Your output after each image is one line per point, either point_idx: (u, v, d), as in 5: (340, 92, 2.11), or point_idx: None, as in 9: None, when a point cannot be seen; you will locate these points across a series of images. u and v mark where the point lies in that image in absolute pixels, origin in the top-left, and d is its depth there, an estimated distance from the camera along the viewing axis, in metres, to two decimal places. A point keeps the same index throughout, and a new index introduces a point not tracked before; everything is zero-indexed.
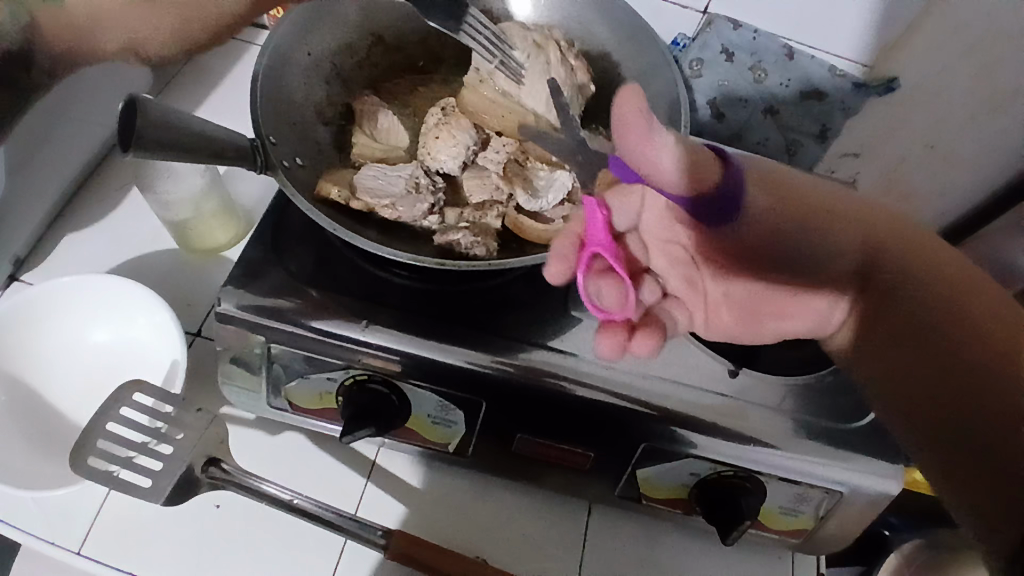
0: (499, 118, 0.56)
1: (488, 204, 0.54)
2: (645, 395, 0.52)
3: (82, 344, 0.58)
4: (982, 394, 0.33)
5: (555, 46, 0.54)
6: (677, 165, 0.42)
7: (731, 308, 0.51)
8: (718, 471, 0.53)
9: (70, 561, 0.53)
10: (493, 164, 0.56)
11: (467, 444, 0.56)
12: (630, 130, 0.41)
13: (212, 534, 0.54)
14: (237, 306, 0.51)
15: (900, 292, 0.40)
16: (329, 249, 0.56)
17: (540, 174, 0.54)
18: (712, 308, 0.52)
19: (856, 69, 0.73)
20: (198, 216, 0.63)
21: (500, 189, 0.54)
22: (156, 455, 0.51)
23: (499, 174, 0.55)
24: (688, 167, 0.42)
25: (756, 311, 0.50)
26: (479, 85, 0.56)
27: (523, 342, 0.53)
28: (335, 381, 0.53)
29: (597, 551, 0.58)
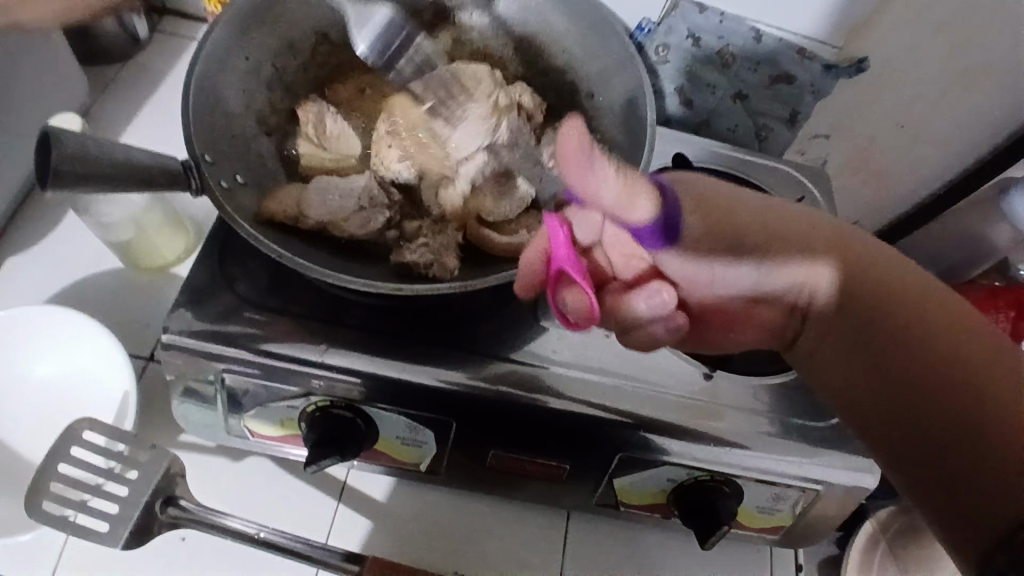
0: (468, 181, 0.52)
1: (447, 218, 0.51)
2: (618, 405, 0.50)
3: (26, 376, 0.55)
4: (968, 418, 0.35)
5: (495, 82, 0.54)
6: (621, 198, 0.41)
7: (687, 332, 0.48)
8: (695, 477, 0.52)
9: None
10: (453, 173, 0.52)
11: (439, 462, 0.54)
12: (569, 164, 0.40)
13: (180, 567, 0.52)
14: (185, 334, 0.48)
15: (871, 302, 0.39)
16: (283, 267, 0.53)
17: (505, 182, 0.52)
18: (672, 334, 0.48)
19: (826, 52, 0.71)
20: (141, 236, 0.59)
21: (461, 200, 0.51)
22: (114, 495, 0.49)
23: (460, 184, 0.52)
24: (629, 196, 0.41)
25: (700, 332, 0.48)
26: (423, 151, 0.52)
27: (489, 356, 0.51)
28: (296, 408, 0.51)
29: (579, 557, 0.58)
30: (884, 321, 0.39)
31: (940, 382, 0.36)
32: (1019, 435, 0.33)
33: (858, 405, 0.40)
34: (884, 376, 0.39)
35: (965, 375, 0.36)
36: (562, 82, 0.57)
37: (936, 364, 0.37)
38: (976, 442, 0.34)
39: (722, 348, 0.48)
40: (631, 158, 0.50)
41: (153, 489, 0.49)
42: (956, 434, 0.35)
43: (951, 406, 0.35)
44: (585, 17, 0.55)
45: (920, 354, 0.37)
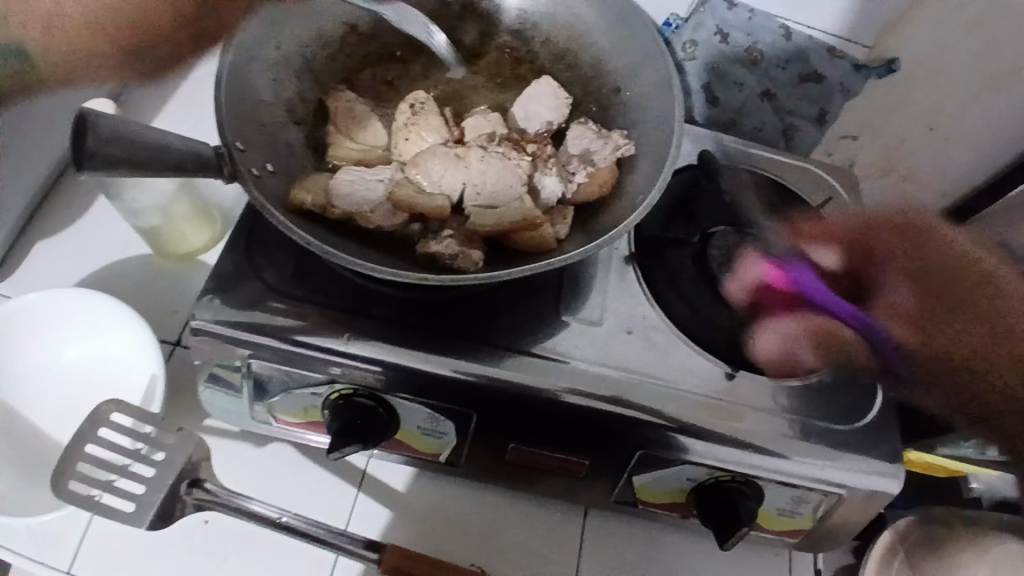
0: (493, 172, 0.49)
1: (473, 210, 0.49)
2: (641, 402, 0.50)
3: (54, 359, 0.56)
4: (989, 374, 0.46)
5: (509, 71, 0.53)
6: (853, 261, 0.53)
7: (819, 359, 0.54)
8: (715, 477, 0.52)
9: None
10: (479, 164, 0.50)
11: (458, 454, 0.54)
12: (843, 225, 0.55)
13: (201, 550, 0.53)
14: (212, 322, 0.48)
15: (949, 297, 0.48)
16: (310, 256, 0.53)
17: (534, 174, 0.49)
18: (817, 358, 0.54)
19: (855, 50, 0.69)
20: (169, 223, 0.60)
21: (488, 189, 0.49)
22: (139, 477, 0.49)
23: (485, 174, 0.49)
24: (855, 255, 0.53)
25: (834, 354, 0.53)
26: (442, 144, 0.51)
27: (512, 349, 0.51)
28: (320, 395, 0.51)
29: (595, 554, 0.58)
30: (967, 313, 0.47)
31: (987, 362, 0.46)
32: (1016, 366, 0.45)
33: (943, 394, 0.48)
34: (927, 282, 0.49)
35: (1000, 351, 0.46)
36: (590, 77, 0.56)
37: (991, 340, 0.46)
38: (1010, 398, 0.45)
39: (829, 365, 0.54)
40: (659, 154, 0.49)
41: (179, 469, 0.50)
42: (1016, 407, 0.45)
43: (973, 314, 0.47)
44: (615, 11, 0.55)
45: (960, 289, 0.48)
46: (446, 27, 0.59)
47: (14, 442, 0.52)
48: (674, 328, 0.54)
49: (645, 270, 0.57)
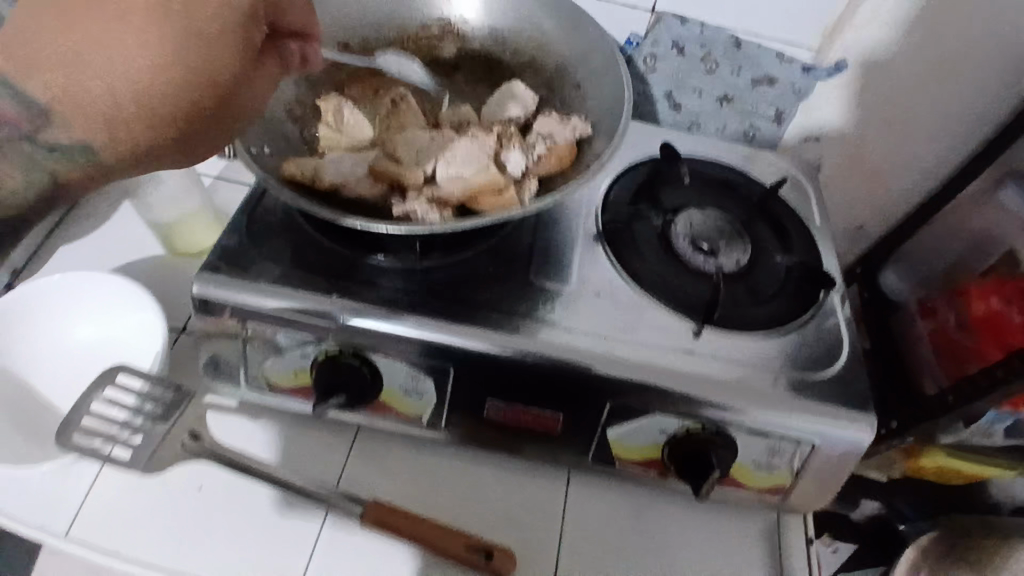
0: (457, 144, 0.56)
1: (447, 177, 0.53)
2: (610, 352, 0.54)
3: (68, 341, 0.60)
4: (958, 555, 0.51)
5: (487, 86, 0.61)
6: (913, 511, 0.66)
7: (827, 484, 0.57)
8: (687, 428, 0.54)
9: (57, 545, 0.52)
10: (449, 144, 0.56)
11: (439, 415, 0.56)
12: None
13: (196, 511, 0.54)
14: (211, 287, 0.53)
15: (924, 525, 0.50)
16: (304, 235, 0.59)
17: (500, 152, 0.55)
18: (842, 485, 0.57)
19: (804, 54, 0.76)
20: (181, 219, 0.66)
21: (460, 160, 0.54)
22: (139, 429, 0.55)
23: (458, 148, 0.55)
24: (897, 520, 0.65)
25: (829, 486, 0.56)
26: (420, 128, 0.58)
27: (487, 307, 0.55)
28: (308, 356, 0.54)
29: (579, 519, 0.59)
30: None
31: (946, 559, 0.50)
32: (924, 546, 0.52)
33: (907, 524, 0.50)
34: None
35: None
36: (554, 77, 0.64)
37: None
38: None
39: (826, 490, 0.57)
40: (614, 129, 0.55)
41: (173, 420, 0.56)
42: None
43: None
44: (572, 19, 0.62)
45: None
46: (426, 45, 0.67)
47: (26, 413, 0.56)
48: (642, 292, 0.58)
49: (613, 245, 0.62)
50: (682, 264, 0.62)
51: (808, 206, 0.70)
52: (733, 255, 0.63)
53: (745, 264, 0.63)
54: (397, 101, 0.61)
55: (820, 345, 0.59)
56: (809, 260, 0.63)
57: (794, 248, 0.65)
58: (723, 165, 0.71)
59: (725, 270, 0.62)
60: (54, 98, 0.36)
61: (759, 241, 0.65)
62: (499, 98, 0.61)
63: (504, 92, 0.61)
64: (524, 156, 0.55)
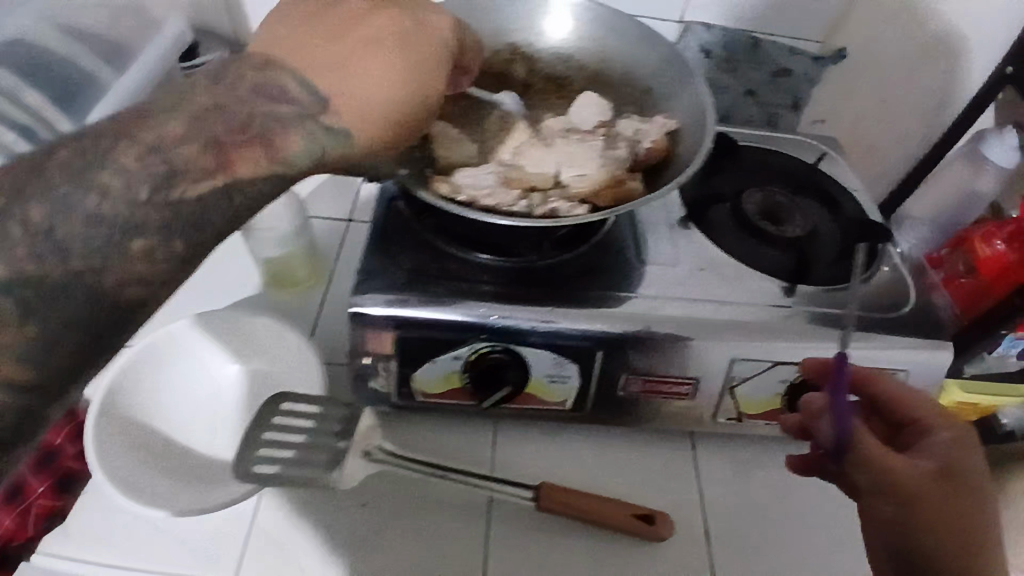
0: (570, 148, 0.61)
1: (573, 179, 0.58)
2: (727, 316, 0.60)
3: (204, 383, 0.62)
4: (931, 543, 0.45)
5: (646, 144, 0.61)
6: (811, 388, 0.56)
7: (929, 453, 0.49)
8: (804, 375, 0.60)
9: None
10: (562, 149, 0.61)
11: (582, 397, 0.61)
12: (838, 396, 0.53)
13: (367, 525, 0.57)
14: (372, 306, 0.57)
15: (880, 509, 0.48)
16: (432, 249, 0.63)
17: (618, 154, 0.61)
18: (929, 450, 0.49)
19: (812, 47, 0.86)
20: (289, 253, 0.69)
21: (585, 164, 0.59)
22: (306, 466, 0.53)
23: (568, 149, 0.61)
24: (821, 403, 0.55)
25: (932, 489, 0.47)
26: (528, 141, 0.63)
27: (615, 294, 0.61)
28: (460, 359, 0.58)
29: (712, 479, 0.64)
30: (949, 500, 0.46)
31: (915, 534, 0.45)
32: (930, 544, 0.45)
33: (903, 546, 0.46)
34: (938, 511, 0.45)
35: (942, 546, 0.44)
36: (623, 84, 0.70)
37: (927, 527, 0.45)
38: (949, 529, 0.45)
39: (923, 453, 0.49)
40: (697, 124, 0.62)
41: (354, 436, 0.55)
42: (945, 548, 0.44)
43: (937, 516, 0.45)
44: (633, 32, 0.69)
45: (941, 513, 0.45)
46: (499, 67, 0.72)
47: (175, 459, 0.57)
48: (737, 261, 0.66)
49: (702, 227, 0.69)
50: (761, 237, 0.69)
51: (850, 173, 0.80)
52: (799, 226, 0.72)
53: (810, 231, 0.71)
54: (493, 119, 0.66)
55: (891, 293, 0.67)
56: (865, 220, 0.72)
57: (845, 211, 0.74)
58: (772, 150, 0.79)
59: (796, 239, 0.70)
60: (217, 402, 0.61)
61: (816, 212, 0.74)
62: (586, 104, 0.68)
63: (587, 103, 0.68)
64: (631, 152, 0.61)
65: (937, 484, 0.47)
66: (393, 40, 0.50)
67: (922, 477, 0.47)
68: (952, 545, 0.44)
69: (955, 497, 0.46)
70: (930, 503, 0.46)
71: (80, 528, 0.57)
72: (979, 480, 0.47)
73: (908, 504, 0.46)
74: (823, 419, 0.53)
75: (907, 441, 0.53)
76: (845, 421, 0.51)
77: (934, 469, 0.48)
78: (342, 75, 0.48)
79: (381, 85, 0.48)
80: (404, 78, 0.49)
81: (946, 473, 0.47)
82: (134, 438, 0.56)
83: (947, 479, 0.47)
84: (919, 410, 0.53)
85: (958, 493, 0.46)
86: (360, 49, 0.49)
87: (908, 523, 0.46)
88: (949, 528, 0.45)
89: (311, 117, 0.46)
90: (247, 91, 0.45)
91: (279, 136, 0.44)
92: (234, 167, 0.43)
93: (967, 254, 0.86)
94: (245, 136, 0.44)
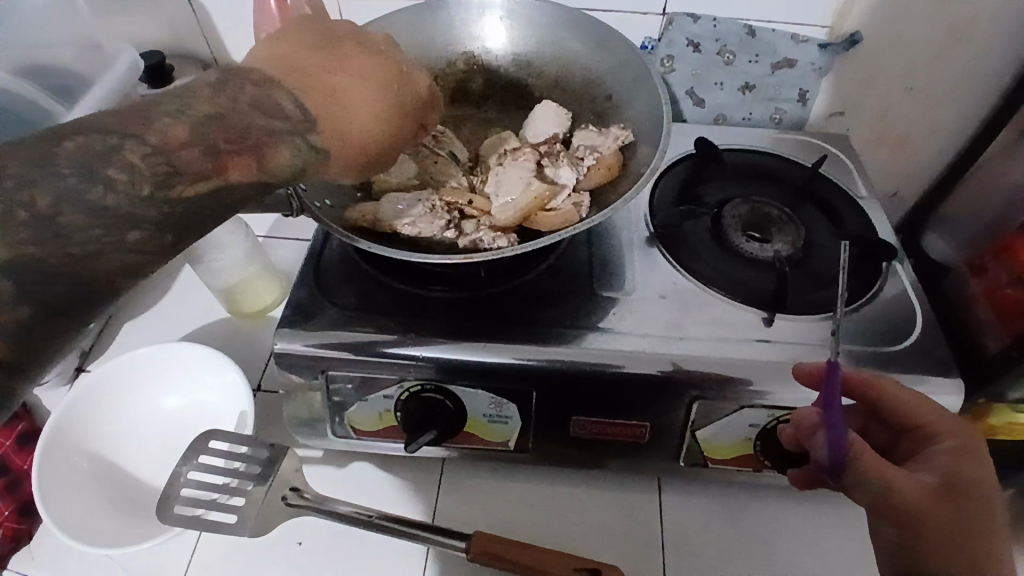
0: (507, 170, 0.58)
1: (507, 206, 0.55)
2: (686, 353, 0.54)
3: (156, 412, 0.61)
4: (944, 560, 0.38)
5: (600, 161, 0.56)
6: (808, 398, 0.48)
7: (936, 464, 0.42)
8: (776, 418, 0.53)
9: None
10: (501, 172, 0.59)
11: (525, 437, 0.57)
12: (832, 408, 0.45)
13: (299, 568, 0.55)
14: (294, 344, 0.53)
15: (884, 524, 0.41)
16: (368, 280, 0.59)
17: (561, 175, 0.57)
18: (938, 461, 0.43)
19: (819, 33, 0.76)
20: (243, 281, 0.68)
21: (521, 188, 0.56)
22: (230, 509, 0.52)
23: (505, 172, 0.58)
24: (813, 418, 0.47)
25: (949, 500, 0.40)
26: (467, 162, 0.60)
27: (561, 326, 0.56)
28: (391, 398, 0.55)
29: (676, 527, 0.59)
30: (966, 513, 0.39)
31: (927, 553, 0.39)
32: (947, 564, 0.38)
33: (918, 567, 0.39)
34: (954, 527, 0.39)
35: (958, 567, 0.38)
36: (585, 91, 0.64)
37: (941, 544, 0.39)
38: (966, 545, 0.38)
39: (932, 465, 0.42)
40: (654, 136, 0.56)
41: (272, 482, 0.54)
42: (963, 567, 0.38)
43: (955, 531, 0.39)
44: (593, 33, 0.63)
45: (956, 527, 0.39)
46: (456, 80, 0.67)
47: (124, 492, 0.57)
48: (705, 287, 0.59)
49: (669, 246, 0.62)
50: (736, 255, 0.62)
51: (849, 178, 0.72)
52: (787, 239, 0.63)
53: (802, 246, 0.62)
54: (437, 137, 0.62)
55: (895, 319, 0.58)
56: (866, 234, 0.63)
57: (845, 222, 0.65)
58: (758, 152, 0.73)
59: (785, 256, 0.61)
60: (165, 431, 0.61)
61: (810, 223, 0.65)
62: (540, 116, 0.62)
63: (541, 114, 0.62)
64: (575, 173, 0.56)
65: (951, 494, 0.40)
66: (377, 76, 0.43)
67: (930, 487, 0.40)
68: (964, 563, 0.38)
69: (973, 508, 0.39)
70: (944, 515, 0.39)
71: (45, 553, 0.57)
72: (990, 491, 0.40)
73: (918, 518, 0.39)
74: (818, 436, 0.44)
75: (908, 454, 0.46)
76: (840, 435, 0.42)
77: (937, 483, 0.41)
78: (324, 101, 0.40)
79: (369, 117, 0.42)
80: (386, 119, 0.43)
81: (959, 483, 0.41)
82: (81, 471, 0.56)
83: (964, 493, 0.40)
84: (926, 415, 0.45)
85: (966, 507, 0.40)
86: (346, 78, 0.42)
87: (918, 541, 0.39)
88: (966, 543, 0.38)
89: (300, 132, 0.37)
90: (207, 96, 0.35)
91: (269, 149, 0.35)
92: (230, 172, 0.34)
93: (1010, 264, 0.72)
94: (234, 140, 0.34)
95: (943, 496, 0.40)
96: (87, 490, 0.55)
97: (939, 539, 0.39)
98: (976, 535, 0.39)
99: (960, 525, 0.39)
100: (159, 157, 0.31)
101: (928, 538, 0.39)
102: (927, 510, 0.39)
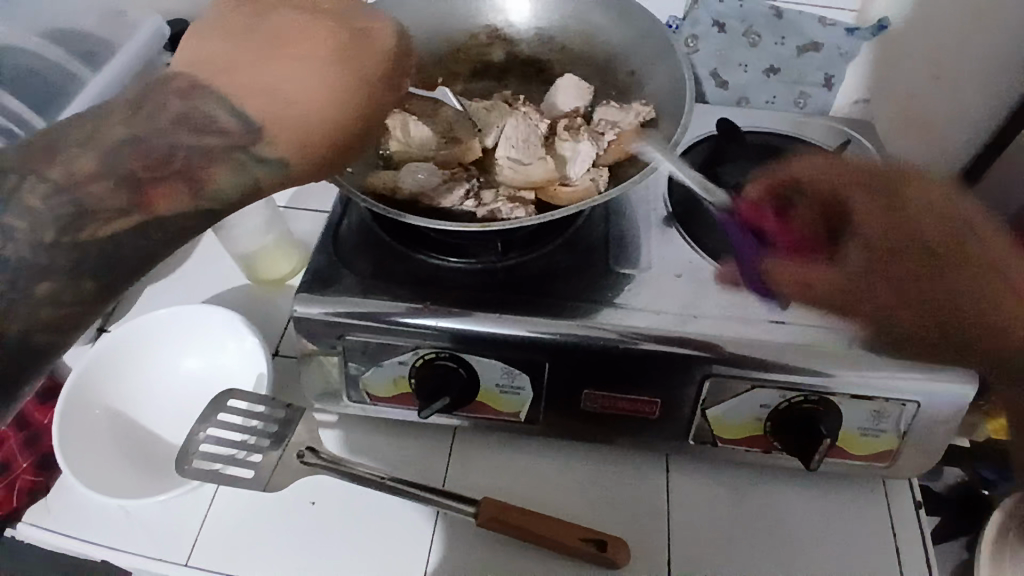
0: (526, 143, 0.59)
1: (521, 182, 0.57)
2: (699, 332, 0.53)
3: (176, 372, 0.63)
4: (981, 327, 0.46)
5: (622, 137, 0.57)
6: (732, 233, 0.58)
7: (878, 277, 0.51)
8: (788, 399, 0.54)
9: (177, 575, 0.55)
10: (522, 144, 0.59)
11: (536, 410, 0.58)
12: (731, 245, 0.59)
13: (312, 527, 0.56)
14: (312, 308, 0.54)
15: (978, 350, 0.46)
16: (385, 248, 0.60)
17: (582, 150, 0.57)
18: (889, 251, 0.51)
19: (847, 16, 0.75)
20: (264, 248, 0.69)
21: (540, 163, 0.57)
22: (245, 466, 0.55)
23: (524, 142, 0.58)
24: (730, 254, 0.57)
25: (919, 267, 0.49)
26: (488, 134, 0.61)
27: (576, 300, 0.56)
28: (406, 364, 0.56)
29: (683, 504, 0.59)
30: (954, 253, 0.48)
31: (971, 314, 0.46)
32: (980, 310, 0.46)
33: (985, 322, 0.45)
34: (930, 285, 0.48)
35: (991, 309, 0.45)
36: (608, 68, 0.64)
37: (926, 281, 0.48)
38: (959, 316, 0.47)
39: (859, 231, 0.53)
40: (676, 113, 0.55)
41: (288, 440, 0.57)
42: (971, 333, 0.46)
43: (944, 295, 0.47)
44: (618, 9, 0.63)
45: (966, 273, 0.47)
46: (478, 54, 0.67)
47: (142, 447, 0.58)
48: (720, 266, 0.59)
49: (686, 226, 0.62)
50: None
51: None
52: None
53: None
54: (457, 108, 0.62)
55: None
56: None
57: None
58: (779, 136, 0.72)
59: None
60: (184, 393, 0.62)
61: None
62: (561, 89, 0.62)
63: (561, 89, 0.62)
64: (594, 147, 0.57)
65: (911, 248, 0.50)
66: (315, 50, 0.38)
67: (940, 310, 0.47)
68: (985, 289, 0.46)
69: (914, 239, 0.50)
70: (914, 269, 0.49)
71: (62, 507, 0.59)
72: (957, 232, 0.49)
73: (943, 255, 0.48)
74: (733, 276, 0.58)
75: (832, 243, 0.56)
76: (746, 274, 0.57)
77: (879, 246, 0.52)
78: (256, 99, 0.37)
79: (304, 101, 0.37)
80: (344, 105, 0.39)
81: (894, 252, 0.51)
82: (99, 425, 0.57)
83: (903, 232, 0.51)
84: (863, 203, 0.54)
85: (945, 259, 0.48)
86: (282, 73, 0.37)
87: (940, 305, 0.48)
88: (969, 256, 0.48)
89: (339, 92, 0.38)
90: None
91: (202, 174, 0.37)
92: (155, 204, 0.35)
93: None
94: None
95: (922, 243, 0.50)
96: (108, 445, 0.57)
97: (954, 279, 0.47)
98: (941, 277, 0.48)
99: (992, 261, 0.47)
100: (61, 194, 0.33)
101: (975, 299, 0.46)
102: (994, 316, 0.45)
